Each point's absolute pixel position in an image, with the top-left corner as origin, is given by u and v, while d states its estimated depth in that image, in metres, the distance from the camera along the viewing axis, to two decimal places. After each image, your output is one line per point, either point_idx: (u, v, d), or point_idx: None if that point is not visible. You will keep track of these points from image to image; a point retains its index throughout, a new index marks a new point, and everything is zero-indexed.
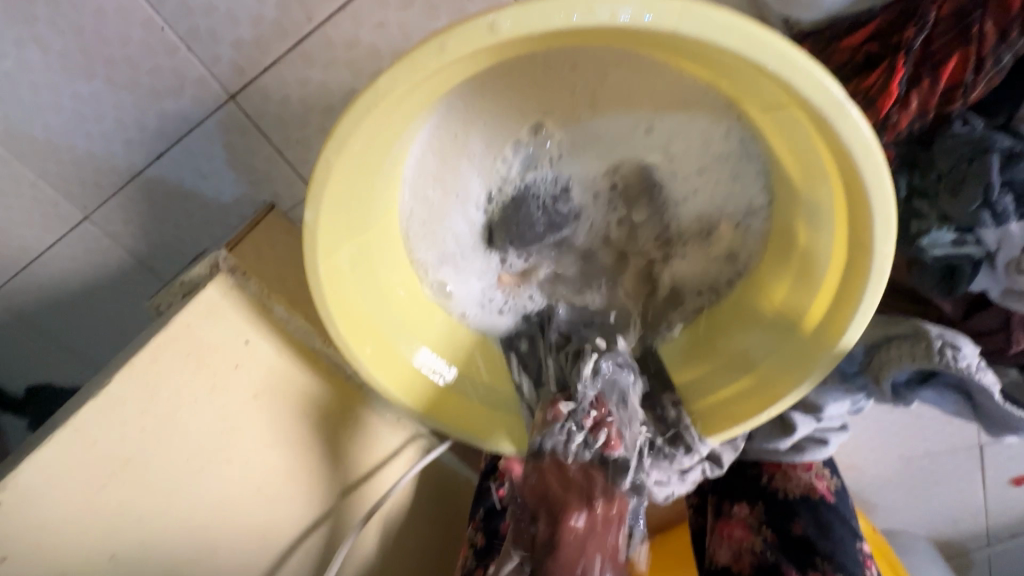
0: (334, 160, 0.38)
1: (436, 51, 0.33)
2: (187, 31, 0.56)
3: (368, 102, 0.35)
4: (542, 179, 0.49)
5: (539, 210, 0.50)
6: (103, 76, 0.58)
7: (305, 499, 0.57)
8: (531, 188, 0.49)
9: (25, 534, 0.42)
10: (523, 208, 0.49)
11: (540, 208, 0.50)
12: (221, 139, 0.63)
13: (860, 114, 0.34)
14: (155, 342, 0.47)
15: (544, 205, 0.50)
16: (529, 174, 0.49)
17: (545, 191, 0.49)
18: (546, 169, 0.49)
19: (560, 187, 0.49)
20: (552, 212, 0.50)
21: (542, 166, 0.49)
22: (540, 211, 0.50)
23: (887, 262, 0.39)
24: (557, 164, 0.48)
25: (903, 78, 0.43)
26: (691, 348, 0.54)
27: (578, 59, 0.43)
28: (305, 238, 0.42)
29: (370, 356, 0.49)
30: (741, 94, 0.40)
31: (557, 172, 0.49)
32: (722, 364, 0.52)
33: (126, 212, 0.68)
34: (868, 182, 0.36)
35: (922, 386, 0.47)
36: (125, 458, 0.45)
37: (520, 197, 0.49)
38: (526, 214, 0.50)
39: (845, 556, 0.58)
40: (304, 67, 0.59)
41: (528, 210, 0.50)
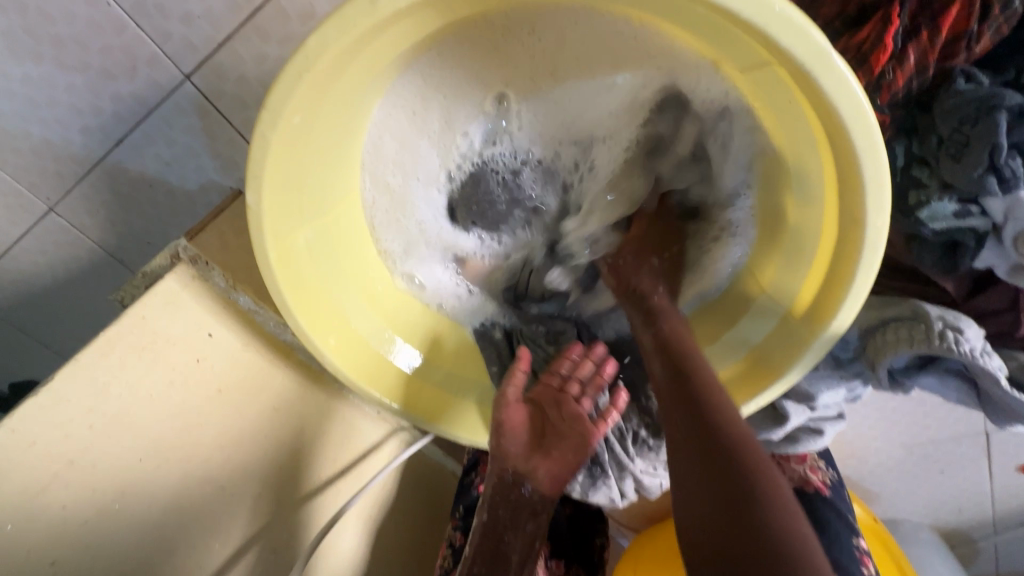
0: (271, 134, 0.34)
1: (368, 6, 0.30)
2: (134, 6, 0.52)
3: (299, 67, 0.32)
4: (501, 156, 0.50)
5: (499, 186, 0.51)
6: (51, 57, 0.54)
7: (276, 497, 0.55)
8: (489, 164, 0.50)
9: None
10: (482, 185, 0.51)
11: (499, 183, 0.51)
12: (182, 122, 0.60)
13: (847, 65, 0.30)
14: (104, 336, 0.44)
15: (503, 180, 0.51)
16: (488, 150, 0.49)
17: (503, 165, 0.50)
18: (505, 144, 0.49)
19: (519, 160, 0.51)
20: (511, 187, 0.52)
21: (501, 142, 0.49)
22: (499, 186, 0.51)
23: (884, 236, 0.35)
24: (516, 139, 0.49)
25: (899, 30, 0.39)
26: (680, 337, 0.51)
27: (536, 24, 0.39)
28: (250, 222, 0.38)
29: (334, 349, 0.45)
30: (716, 54, 0.37)
31: (514, 148, 0.50)
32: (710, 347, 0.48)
33: (91, 203, 0.65)
34: (858, 145, 0.32)
35: (922, 372, 0.44)
36: (70, 458, 0.43)
37: (477, 173, 0.50)
38: (486, 191, 0.51)
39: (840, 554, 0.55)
40: (260, 42, 0.55)
41: (487, 186, 0.51)
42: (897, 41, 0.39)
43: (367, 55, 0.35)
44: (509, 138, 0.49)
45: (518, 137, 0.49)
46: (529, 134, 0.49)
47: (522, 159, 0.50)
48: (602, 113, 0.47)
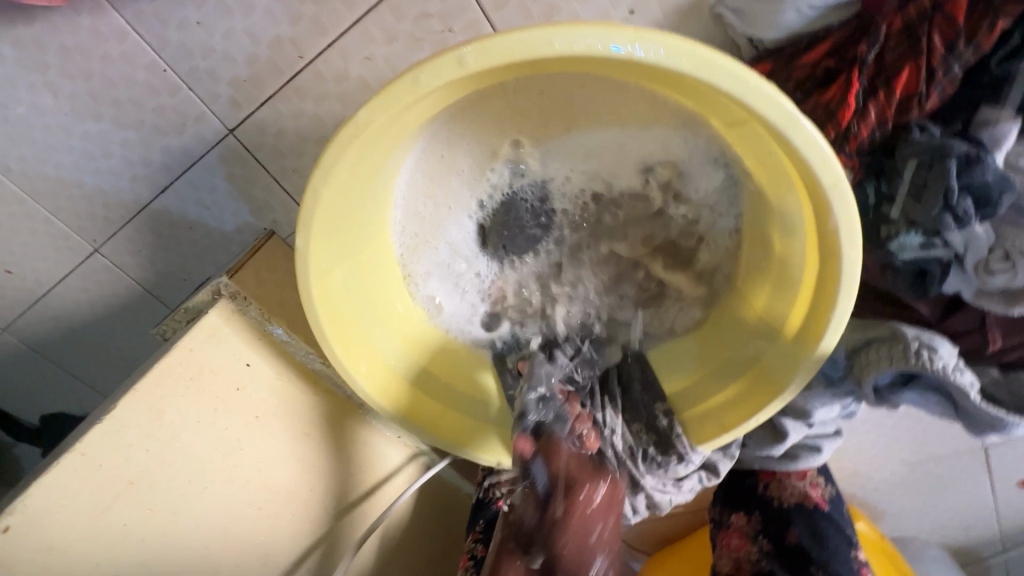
0: (322, 187, 0.40)
1: (411, 84, 0.35)
2: (187, 72, 0.59)
3: (349, 135, 0.37)
4: (529, 187, 0.52)
5: (528, 213, 0.52)
6: (111, 116, 0.61)
7: (306, 518, 0.58)
8: (518, 194, 0.52)
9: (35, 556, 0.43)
10: (513, 212, 0.52)
11: (529, 211, 0.52)
12: (223, 171, 0.66)
13: (812, 125, 0.35)
14: (158, 367, 0.49)
15: (533, 207, 0.52)
16: (517, 181, 0.51)
17: (533, 196, 0.52)
18: (532, 175, 0.51)
19: (545, 189, 0.52)
20: (541, 214, 0.53)
21: (529, 174, 0.51)
22: (529, 213, 0.52)
23: (857, 264, 0.40)
24: (541, 170, 0.51)
25: (859, 91, 0.45)
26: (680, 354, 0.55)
27: (544, 86, 0.45)
28: (299, 263, 0.43)
29: (365, 375, 0.50)
30: (705, 110, 0.42)
31: (543, 178, 0.51)
32: (724, 364, 0.52)
33: (134, 244, 0.71)
34: (827, 190, 0.37)
35: (906, 389, 0.48)
36: (130, 481, 0.47)
37: (508, 202, 0.52)
38: (516, 217, 0.52)
39: (840, 566, 0.58)
40: (298, 101, 0.62)
41: (518, 213, 0.52)
42: (859, 99, 0.45)
43: (404, 119, 0.41)
44: (534, 171, 0.51)
45: (542, 170, 0.51)
46: (551, 169, 0.51)
47: (548, 188, 0.52)
48: (621, 156, 0.49)
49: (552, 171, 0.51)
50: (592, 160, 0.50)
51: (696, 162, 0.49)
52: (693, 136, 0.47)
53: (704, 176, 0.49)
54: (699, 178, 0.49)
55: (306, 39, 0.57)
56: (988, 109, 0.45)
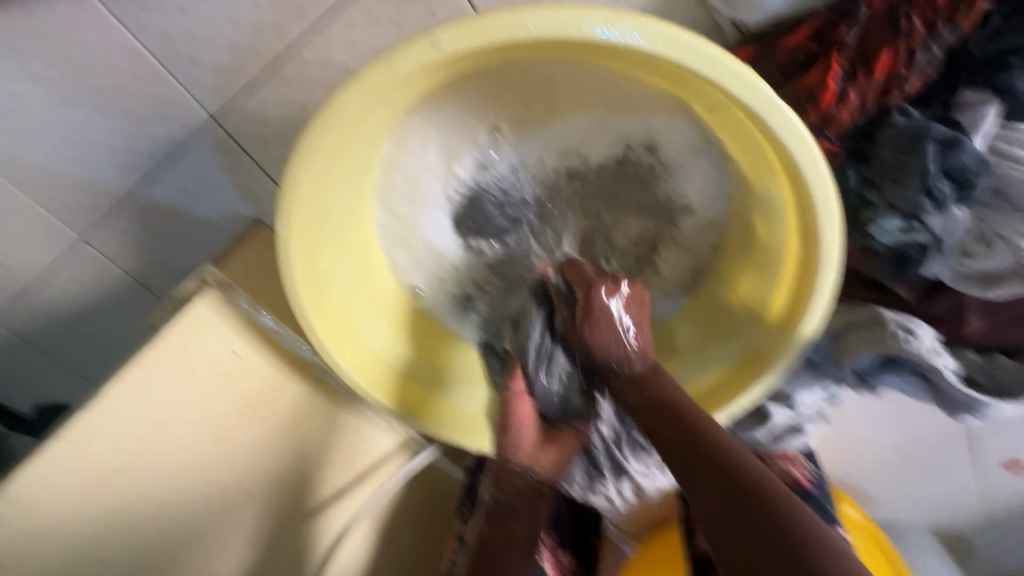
0: (301, 175, 0.40)
1: (386, 69, 0.35)
2: (167, 57, 0.58)
3: (326, 121, 0.37)
4: (493, 179, 0.52)
5: (493, 206, 0.52)
6: (92, 104, 0.60)
7: (296, 505, 0.59)
8: (483, 187, 0.52)
9: (27, 540, 0.44)
10: (479, 206, 0.52)
11: (495, 205, 0.52)
12: (208, 158, 0.65)
13: (790, 107, 0.35)
14: (145, 355, 0.49)
15: (498, 202, 0.52)
16: (481, 174, 0.51)
17: (497, 189, 0.52)
18: (497, 168, 0.51)
19: (510, 181, 0.52)
20: (507, 206, 0.53)
21: (492, 166, 0.51)
22: (494, 207, 0.52)
23: (838, 248, 0.41)
24: (507, 162, 0.51)
25: (841, 73, 0.45)
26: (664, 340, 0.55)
27: (528, 69, 0.44)
28: (281, 251, 0.43)
29: (352, 363, 0.50)
30: (684, 93, 0.42)
31: (508, 170, 0.51)
32: (715, 347, 0.52)
33: (121, 233, 0.70)
34: (804, 173, 0.37)
35: (885, 371, 0.48)
36: (116, 467, 0.48)
37: (473, 196, 0.52)
38: (482, 211, 0.53)
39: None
40: (281, 87, 0.61)
41: (483, 206, 0.52)
42: (839, 83, 0.45)
43: (383, 103, 0.41)
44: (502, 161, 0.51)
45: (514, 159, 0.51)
46: (516, 163, 0.51)
47: (516, 182, 0.52)
48: (598, 145, 0.50)
49: (515, 165, 0.51)
50: (571, 150, 0.50)
51: (666, 149, 0.49)
52: (669, 121, 0.47)
53: (678, 163, 0.49)
54: (676, 164, 0.49)
55: (287, 24, 0.57)
56: (968, 92, 0.46)
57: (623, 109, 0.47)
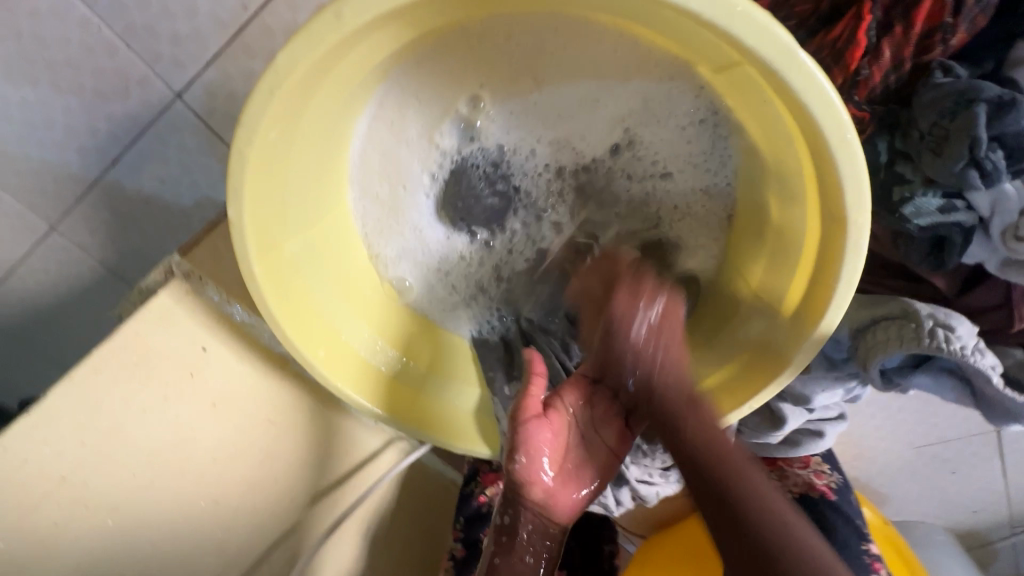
0: (248, 148, 0.35)
1: (333, 20, 0.30)
2: (124, 28, 0.53)
3: (269, 84, 0.32)
4: (480, 152, 0.47)
5: (481, 180, 0.47)
6: (47, 81, 0.56)
7: (272, 511, 0.55)
8: (468, 160, 0.47)
9: None
10: (465, 180, 0.47)
11: (482, 178, 0.48)
12: (175, 139, 0.61)
13: (814, 63, 0.30)
14: (99, 350, 0.46)
15: (486, 174, 0.47)
16: (466, 146, 0.46)
17: (484, 161, 0.47)
18: (485, 140, 0.46)
19: (501, 154, 0.47)
20: (497, 181, 0.48)
21: (479, 138, 0.46)
22: (484, 181, 0.48)
23: (865, 231, 0.35)
24: (497, 134, 0.46)
25: (873, 24, 0.39)
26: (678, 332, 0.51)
27: (514, 27, 0.40)
28: (234, 237, 0.39)
29: (324, 360, 0.46)
30: (687, 52, 0.36)
31: (496, 144, 0.46)
32: (713, 347, 0.48)
33: (91, 222, 0.66)
34: (830, 141, 0.31)
35: (917, 371, 0.43)
36: (63, 475, 0.44)
37: (459, 169, 0.47)
38: (469, 187, 0.47)
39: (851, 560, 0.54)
40: (246, 60, 0.56)
41: (469, 181, 0.47)
42: (871, 37, 0.39)
43: (342, 66, 0.36)
44: (494, 132, 0.46)
45: (504, 131, 0.46)
46: (507, 137, 0.46)
47: (507, 157, 0.47)
48: (590, 119, 0.45)
49: (508, 139, 0.46)
50: (563, 124, 0.45)
51: (664, 121, 0.44)
52: (668, 92, 0.42)
53: (682, 141, 0.44)
54: (677, 142, 0.44)
55: None
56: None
57: (623, 77, 0.42)
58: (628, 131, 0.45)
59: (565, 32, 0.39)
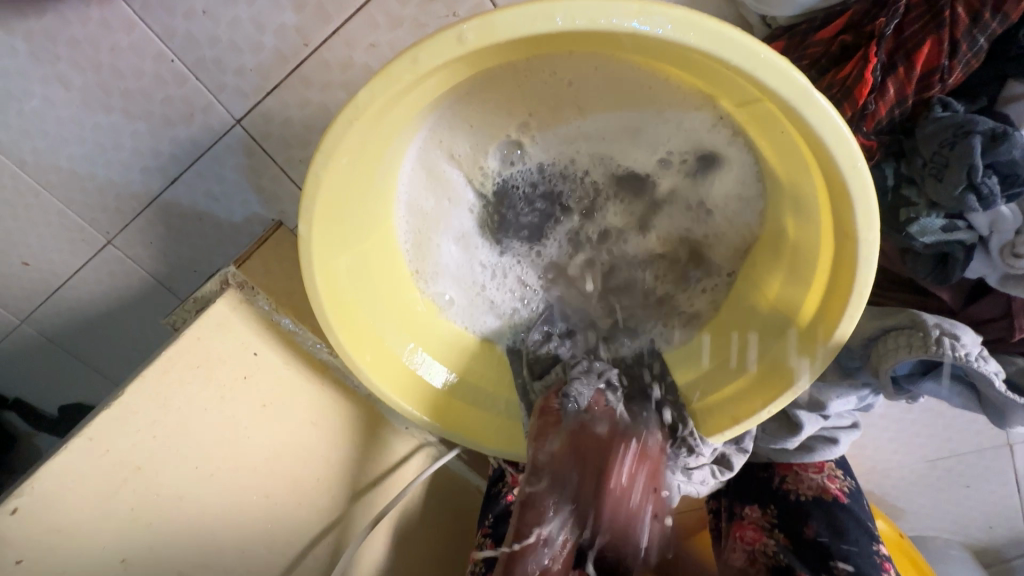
0: (324, 172, 0.39)
1: (410, 64, 0.35)
2: (194, 61, 0.59)
3: (349, 116, 0.37)
4: (520, 174, 0.51)
5: (521, 200, 0.52)
6: (120, 108, 0.61)
7: (314, 508, 0.58)
8: (510, 182, 0.51)
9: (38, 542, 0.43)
10: (506, 201, 0.52)
11: (522, 198, 0.52)
12: (231, 161, 0.66)
13: (827, 102, 0.33)
14: (167, 352, 0.50)
15: (526, 194, 0.52)
16: (507, 169, 0.51)
17: (524, 181, 0.52)
18: (524, 163, 0.51)
19: (538, 176, 0.51)
20: (534, 201, 0.52)
21: (520, 161, 0.51)
22: (523, 201, 0.52)
23: (874, 250, 0.38)
24: (536, 158, 0.51)
25: (878, 65, 0.43)
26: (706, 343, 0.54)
27: (555, 68, 0.44)
28: (302, 250, 0.43)
29: (370, 365, 0.49)
30: (711, 89, 0.41)
31: (538, 165, 0.51)
32: (729, 356, 0.52)
33: (146, 235, 0.71)
34: (842, 168, 0.35)
35: (926, 378, 0.46)
36: (137, 466, 0.48)
37: (501, 191, 0.52)
38: (510, 206, 0.52)
39: (863, 561, 0.56)
40: (303, 90, 0.61)
41: (511, 201, 0.52)
42: (877, 77, 0.43)
43: (405, 101, 0.40)
44: (534, 156, 0.51)
45: (542, 153, 0.50)
46: (545, 160, 0.51)
47: (550, 175, 0.51)
48: (631, 144, 0.49)
49: (552, 160, 0.51)
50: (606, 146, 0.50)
51: (683, 145, 0.48)
52: (693, 119, 0.46)
53: (704, 161, 0.48)
54: (707, 164, 0.48)
55: (310, 27, 0.57)
56: (1015, 85, 0.44)
57: (653, 108, 0.46)
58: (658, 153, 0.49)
59: (603, 69, 0.44)
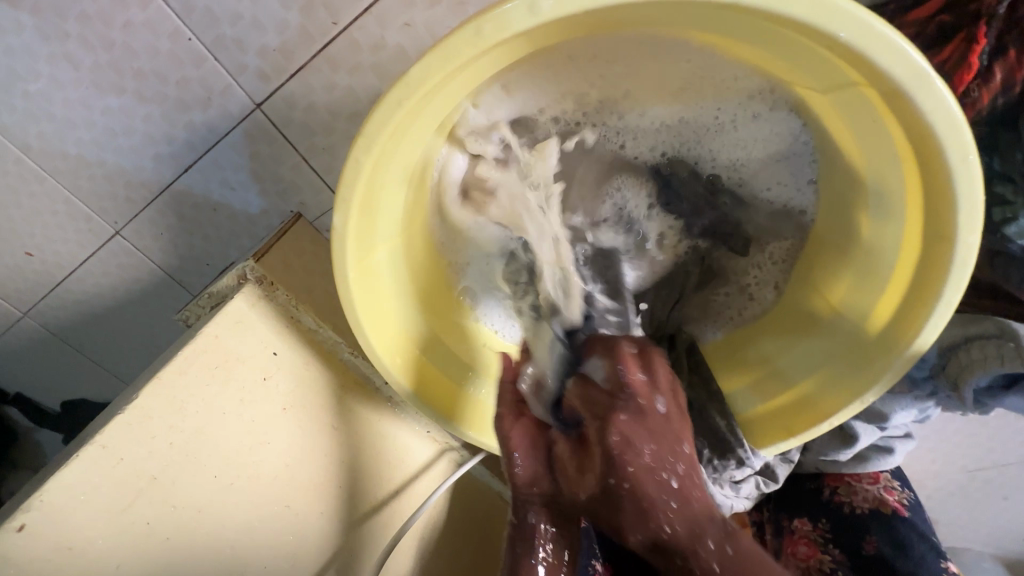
0: (365, 158, 0.36)
1: (473, 36, 0.31)
2: (213, 40, 0.55)
3: (400, 95, 0.33)
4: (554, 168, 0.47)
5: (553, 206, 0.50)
6: (132, 90, 0.57)
7: (333, 521, 0.55)
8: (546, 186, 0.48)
9: (38, 562, 0.39)
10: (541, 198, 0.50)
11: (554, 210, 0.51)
12: (249, 148, 0.62)
13: (943, 82, 0.30)
14: (184, 353, 0.46)
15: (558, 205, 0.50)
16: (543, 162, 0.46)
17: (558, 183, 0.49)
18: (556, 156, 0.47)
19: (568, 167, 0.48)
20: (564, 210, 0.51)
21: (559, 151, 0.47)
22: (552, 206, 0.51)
23: (972, 253, 0.35)
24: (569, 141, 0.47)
25: (983, 49, 0.40)
26: (735, 349, 0.52)
27: (598, 50, 0.39)
28: (336, 245, 0.39)
29: (401, 368, 0.46)
30: (792, 75, 0.37)
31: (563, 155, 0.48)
32: (770, 374, 0.49)
33: (156, 226, 0.68)
34: (951, 160, 0.32)
35: (1009, 393, 0.43)
36: (153, 476, 0.44)
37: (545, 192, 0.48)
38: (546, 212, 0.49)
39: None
40: (330, 72, 0.57)
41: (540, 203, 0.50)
42: (983, 60, 0.40)
43: (456, 82, 0.37)
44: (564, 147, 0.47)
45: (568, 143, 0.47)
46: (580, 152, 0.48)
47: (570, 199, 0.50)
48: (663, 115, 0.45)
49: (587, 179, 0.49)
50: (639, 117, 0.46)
51: (678, 138, 0.47)
52: (708, 105, 0.44)
53: (706, 142, 0.47)
54: (747, 142, 0.46)
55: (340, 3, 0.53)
56: None
57: (679, 97, 0.43)
58: (660, 150, 0.48)
59: (654, 51, 0.39)
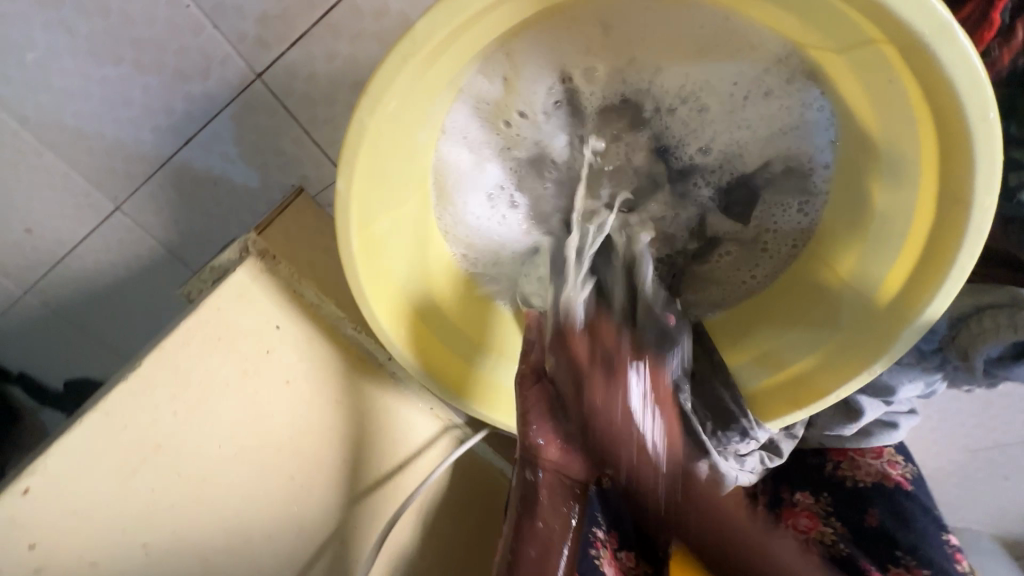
0: (371, 118, 0.35)
1: None
2: (212, 7, 0.54)
3: (406, 50, 0.33)
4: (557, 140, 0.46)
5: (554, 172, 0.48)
6: (130, 59, 0.56)
7: (337, 495, 0.54)
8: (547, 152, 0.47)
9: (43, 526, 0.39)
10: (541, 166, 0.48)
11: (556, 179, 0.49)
12: (249, 120, 0.61)
13: (964, 35, 0.30)
14: (186, 324, 0.46)
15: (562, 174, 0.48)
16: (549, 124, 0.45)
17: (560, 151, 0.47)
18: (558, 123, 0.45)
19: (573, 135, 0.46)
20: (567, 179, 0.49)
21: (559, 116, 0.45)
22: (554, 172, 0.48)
23: (987, 216, 0.35)
24: (575, 109, 0.45)
25: (1006, 4, 0.39)
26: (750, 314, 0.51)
27: (607, 17, 0.39)
28: (339, 207, 0.38)
29: (403, 339, 0.46)
30: (807, 37, 0.37)
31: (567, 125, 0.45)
32: (792, 336, 0.48)
33: (156, 201, 0.67)
34: (968, 118, 0.32)
35: (1019, 362, 0.44)
36: (157, 444, 0.44)
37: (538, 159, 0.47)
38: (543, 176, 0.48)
39: (931, 548, 0.52)
40: (332, 40, 0.56)
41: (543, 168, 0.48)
42: (1004, 18, 0.39)
43: (462, 41, 0.36)
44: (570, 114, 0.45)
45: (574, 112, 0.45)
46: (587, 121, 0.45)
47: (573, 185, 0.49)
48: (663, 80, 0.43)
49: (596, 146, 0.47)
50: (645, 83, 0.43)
51: (675, 119, 0.45)
52: (727, 72, 0.42)
53: (701, 126, 0.45)
54: (756, 110, 0.43)
55: None
56: None
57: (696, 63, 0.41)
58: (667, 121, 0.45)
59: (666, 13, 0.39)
